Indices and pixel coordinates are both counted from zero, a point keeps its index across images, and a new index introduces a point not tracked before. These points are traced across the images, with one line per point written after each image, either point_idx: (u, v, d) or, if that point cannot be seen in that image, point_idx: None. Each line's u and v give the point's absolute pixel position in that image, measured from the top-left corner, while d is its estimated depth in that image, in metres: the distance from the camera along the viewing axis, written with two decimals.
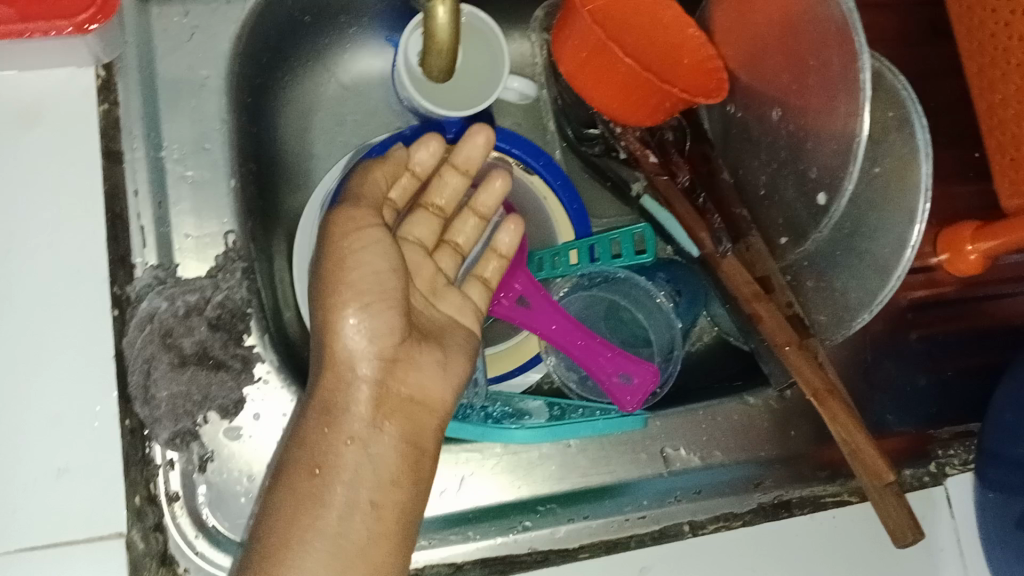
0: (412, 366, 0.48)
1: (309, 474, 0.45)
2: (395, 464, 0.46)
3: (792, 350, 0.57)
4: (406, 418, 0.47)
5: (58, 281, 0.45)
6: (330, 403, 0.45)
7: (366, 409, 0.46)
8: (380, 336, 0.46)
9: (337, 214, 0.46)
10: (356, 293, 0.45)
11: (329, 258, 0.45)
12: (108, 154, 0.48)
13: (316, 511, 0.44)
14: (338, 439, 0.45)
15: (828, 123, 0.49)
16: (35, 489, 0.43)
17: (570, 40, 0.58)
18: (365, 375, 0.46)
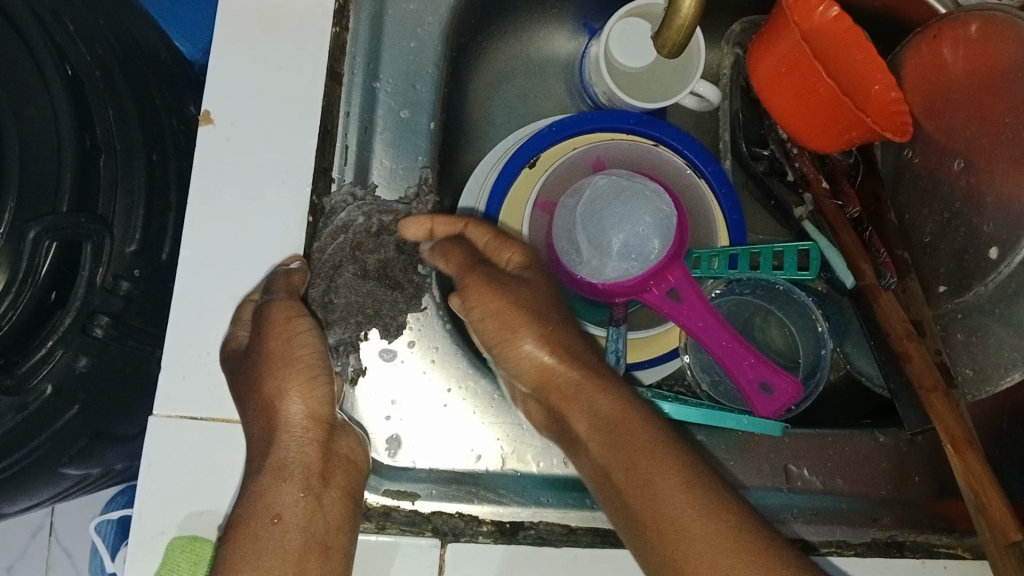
0: (339, 434, 0.50)
1: (268, 523, 0.46)
2: (340, 516, 0.48)
3: (937, 394, 0.55)
4: (344, 475, 0.49)
5: (267, 179, 0.51)
6: (280, 462, 0.47)
7: (310, 470, 0.48)
8: (316, 405, 0.49)
9: (271, 304, 0.48)
10: (298, 375, 0.49)
11: (274, 347, 0.48)
12: (332, 74, 0.54)
13: (279, 558, 0.46)
14: (287, 494, 0.47)
15: (1016, 180, 0.54)
16: (211, 362, 0.49)
17: (769, 55, 0.60)
18: (302, 436, 0.48)
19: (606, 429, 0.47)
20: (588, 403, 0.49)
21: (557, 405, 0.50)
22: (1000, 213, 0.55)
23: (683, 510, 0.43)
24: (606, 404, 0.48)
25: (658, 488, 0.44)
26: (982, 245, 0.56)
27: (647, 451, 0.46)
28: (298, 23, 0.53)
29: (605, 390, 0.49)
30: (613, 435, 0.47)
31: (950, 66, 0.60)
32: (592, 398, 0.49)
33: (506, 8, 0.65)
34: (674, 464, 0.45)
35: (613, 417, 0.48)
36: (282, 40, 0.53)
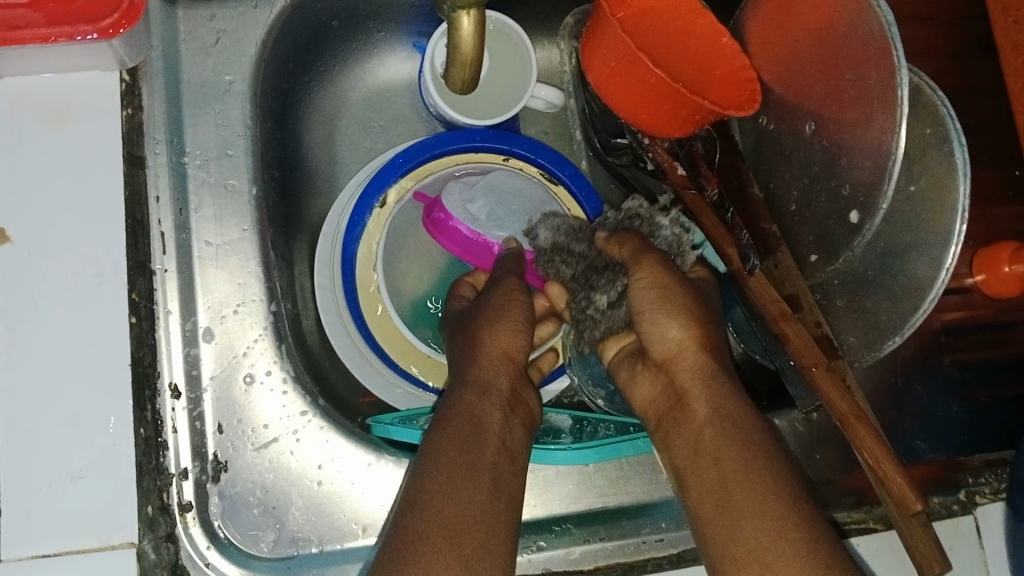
0: (525, 386, 0.51)
1: (469, 427, 0.45)
2: (515, 442, 0.47)
3: (820, 371, 0.53)
4: (529, 412, 0.50)
5: (79, 284, 0.48)
6: (481, 385, 0.48)
7: (508, 394, 0.49)
8: (514, 346, 0.51)
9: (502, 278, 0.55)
10: (517, 313, 0.52)
11: (493, 302, 0.53)
12: (130, 160, 0.50)
13: (476, 472, 0.43)
14: (484, 419, 0.46)
15: (864, 137, 0.52)
16: (50, 493, 0.46)
17: (598, 50, 0.58)
18: (500, 374, 0.50)
19: (727, 418, 0.45)
20: (691, 432, 0.46)
21: (673, 417, 0.48)
22: (854, 174, 0.53)
23: (745, 528, 0.41)
24: (725, 470, 0.43)
25: (738, 501, 0.41)
26: (843, 209, 0.54)
27: (734, 463, 0.43)
28: (82, 113, 0.50)
29: (728, 393, 0.46)
30: (715, 423, 0.45)
31: (795, 24, 0.58)
32: (713, 388, 0.46)
33: (324, 45, 0.61)
34: (747, 469, 0.42)
35: (728, 402, 0.46)
36: (68, 135, 0.49)
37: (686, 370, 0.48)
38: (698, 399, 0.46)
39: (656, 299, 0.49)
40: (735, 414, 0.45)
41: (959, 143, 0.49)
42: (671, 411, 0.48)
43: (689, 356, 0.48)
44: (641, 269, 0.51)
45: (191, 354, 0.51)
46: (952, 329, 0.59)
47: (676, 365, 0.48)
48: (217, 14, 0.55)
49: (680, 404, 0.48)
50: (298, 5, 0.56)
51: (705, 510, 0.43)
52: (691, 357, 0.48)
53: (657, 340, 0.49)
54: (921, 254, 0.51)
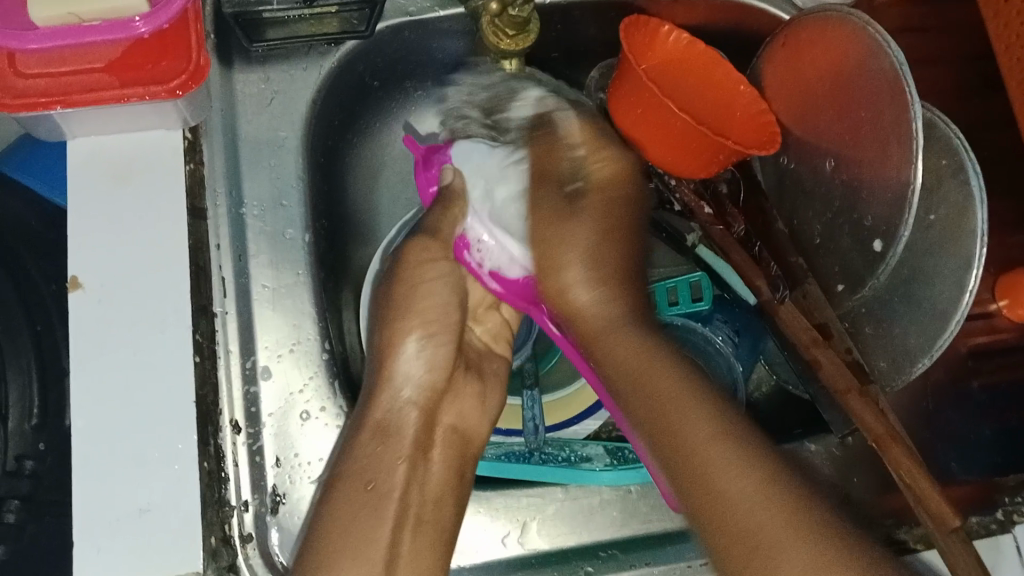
0: (451, 396, 0.56)
1: (362, 489, 0.50)
2: (436, 488, 0.52)
3: (852, 396, 0.56)
4: (448, 448, 0.55)
5: (144, 328, 0.51)
6: (385, 422, 0.52)
7: (418, 433, 0.53)
8: (432, 366, 0.55)
9: (411, 243, 0.55)
10: (420, 323, 0.54)
11: (406, 285, 0.54)
12: (194, 211, 0.54)
13: (376, 522, 0.49)
14: (390, 459, 0.51)
15: (883, 171, 0.55)
16: (120, 525, 0.48)
17: (625, 98, 0.61)
18: (412, 401, 0.54)
19: (642, 366, 0.50)
20: (609, 346, 0.52)
21: (607, 289, 0.55)
22: (875, 206, 0.56)
23: (733, 489, 0.43)
24: (698, 423, 0.45)
25: (668, 419, 0.46)
26: (867, 240, 0.57)
27: (675, 386, 0.47)
28: (147, 167, 0.53)
29: (728, 407, 0.47)
30: (636, 386, 0.49)
31: (806, 70, 0.61)
32: (611, 337, 0.53)
33: (367, 104, 0.65)
34: (720, 431, 0.45)
35: (628, 355, 0.51)
36: (135, 188, 0.53)
37: (615, 347, 0.52)
38: (676, 391, 0.47)
39: (605, 248, 0.56)
40: (705, 393, 0.47)
41: (973, 172, 0.52)
42: (620, 383, 0.50)
43: (613, 279, 0.55)
44: (597, 190, 0.57)
45: (249, 393, 0.54)
46: (979, 353, 0.60)
47: (573, 298, 0.55)
48: (270, 76, 0.59)
49: (670, 399, 0.47)
50: (344, 66, 0.61)
51: (649, 412, 0.47)
52: (597, 283, 0.55)
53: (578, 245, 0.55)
54: (944, 277, 0.53)
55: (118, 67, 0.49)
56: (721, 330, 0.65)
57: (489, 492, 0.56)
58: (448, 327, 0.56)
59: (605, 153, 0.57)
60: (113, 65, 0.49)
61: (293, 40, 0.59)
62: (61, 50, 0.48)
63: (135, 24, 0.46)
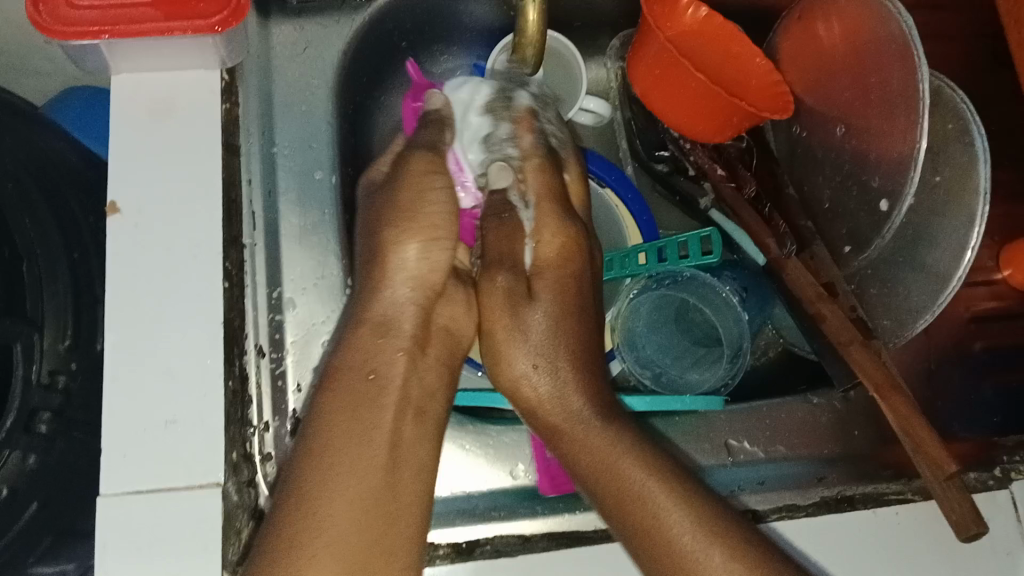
0: (445, 299, 0.57)
1: (363, 378, 0.51)
2: (433, 380, 0.54)
3: (855, 346, 0.58)
4: (441, 347, 0.56)
5: (176, 253, 0.53)
6: (382, 320, 0.54)
7: (414, 329, 0.54)
8: (428, 265, 0.56)
9: (414, 158, 0.56)
10: (418, 228, 0.55)
11: (408, 192, 0.55)
12: (228, 148, 0.56)
13: (375, 412, 0.50)
14: (387, 349, 0.53)
15: (890, 132, 0.56)
16: (148, 436, 0.50)
17: (644, 62, 0.64)
18: (408, 298, 0.55)
19: (561, 388, 0.55)
20: (581, 451, 0.52)
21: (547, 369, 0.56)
22: (882, 166, 0.57)
23: (681, 534, 0.47)
24: (680, 518, 0.47)
25: (618, 469, 0.50)
26: (873, 200, 0.59)
27: (632, 445, 0.51)
28: (186, 103, 0.56)
29: (710, 504, 0.48)
30: (598, 470, 0.51)
31: (821, 41, 0.63)
32: (584, 429, 0.53)
33: (395, 63, 0.68)
34: (696, 520, 0.47)
35: (563, 373, 0.56)
36: (173, 122, 0.55)
37: (581, 434, 0.53)
38: (648, 488, 0.48)
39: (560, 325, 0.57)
40: (667, 469, 0.50)
41: (978, 134, 0.53)
42: (602, 479, 0.51)
43: (562, 331, 0.57)
44: (546, 276, 0.58)
45: (275, 319, 0.57)
46: (983, 317, 0.61)
47: (529, 383, 0.56)
48: (304, 27, 0.62)
49: (629, 472, 0.50)
50: (375, 23, 0.64)
51: (629, 524, 0.48)
52: (552, 367, 0.56)
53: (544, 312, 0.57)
54: (947, 236, 0.54)
55: (164, 3, 0.52)
56: (730, 286, 0.66)
57: (499, 427, 0.60)
58: (447, 231, 0.56)
59: (574, 213, 0.59)
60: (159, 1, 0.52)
61: None
62: None
63: None
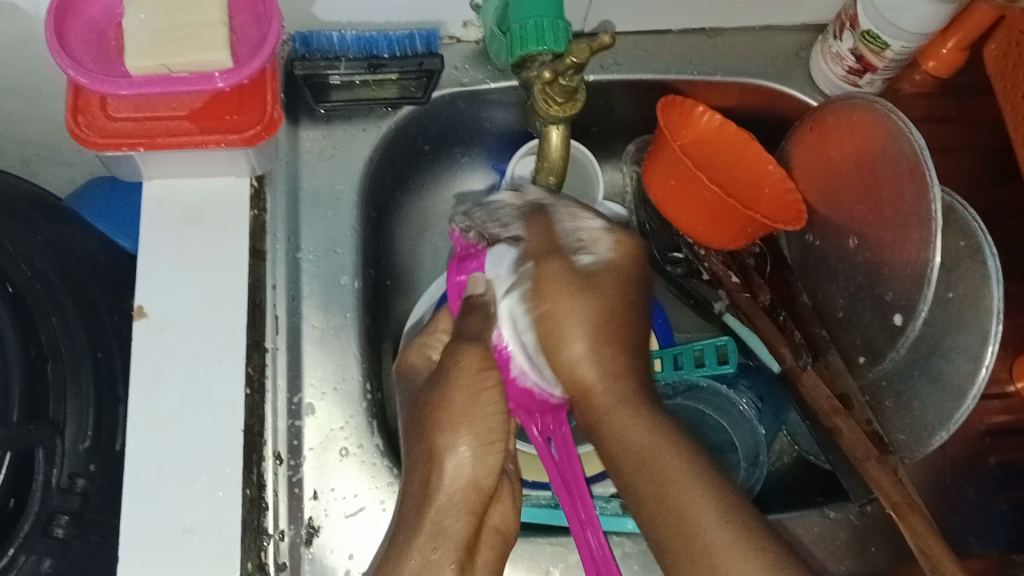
0: (494, 502, 0.53)
1: None
2: None
3: (872, 462, 0.59)
4: (491, 551, 0.52)
5: (204, 359, 0.53)
6: (437, 527, 0.49)
7: (467, 538, 0.50)
8: (483, 469, 0.51)
9: (466, 356, 0.52)
10: (478, 431, 0.51)
11: (462, 397, 0.51)
12: (255, 254, 0.58)
13: None
14: (445, 563, 0.49)
15: (904, 250, 0.57)
16: (165, 544, 0.50)
17: (659, 171, 0.65)
18: (461, 501, 0.50)
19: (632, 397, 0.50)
20: (620, 425, 0.49)
21: (588, 409, 0.51)
22: (896, 281, 0.58)
23: None
24: (705, 505, 0.45)
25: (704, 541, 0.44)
26: (887, 313, 0.59)
27: (706, 494, 0.45)
28: (215, 210, 0.57)
29: (713, 468, 0.47)
30: (641, 472, 0.48)
31: (831, 151, 0.64)
32: (634, 419, 0.49)
33: (416, 167, 0.70)
34: (738, 531, 0.44)
35: (641, 446, 0.48)
36: (202, 227, 0.56)
37: (630, 418, 0.49)
38: (697, 500, 0.45)
39: (609, 321, 0.51)
40: (706, 471, 0.47)
41: (991, 253, 0.53)
42: (660, 491, 0.46)
43: (602, 386, 0.50)
44: (605, 268, 0.52)
45: (294, 425, 0.58)
46: (996, 431, 0.62)
47: (581, 369, 0.50)
48: (332, 134, 0.64)
49: (676, 486, 0.46)
50: (401, 129, 0.66)
51: (651, 505, 0.47)
52: (598, 351, 0.50)
53: (568, 308, 0.50)
54: (963, 352, 0.54)
55: (200, 116, 0.53)
56: (745, 395, 0.68)
57: (514, 539, 0.60)
58: (500, 433, 0.51)
59: (598, 283, 0.51)
60: (195, 114, 0.53)
61: (355, 103, 0.63)
62: (150, 99, 0.53)
63: (214, 77, 0.50)
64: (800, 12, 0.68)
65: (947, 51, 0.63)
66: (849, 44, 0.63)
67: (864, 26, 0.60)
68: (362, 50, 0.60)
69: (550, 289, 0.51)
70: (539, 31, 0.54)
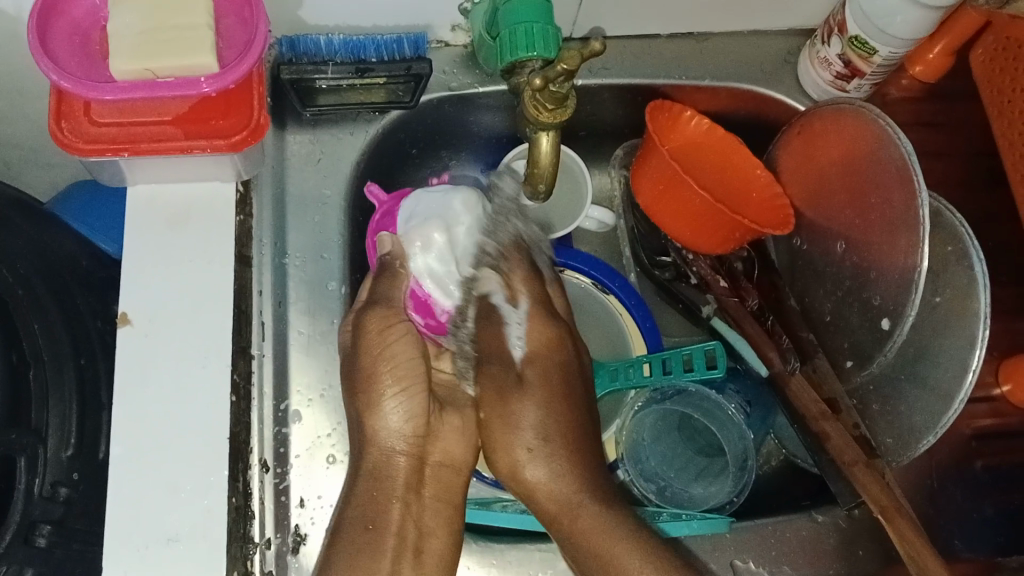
0: (433, 437, 0.53)
1: (364, 531, 0.51)
2: (433, 526, 0.52)
3: (860, 467, 0.59)
4: (438, 483, 0.53)
5: (188, 365, 0.53)
6: (377, 467, 0.51)
7: (407, 478, 0.52)
8: (411, 418, 0.52)
9: (370, 314, 0.52)
10: (395, 378, 0.51)
11: (371, 353, 0.51)
12: (241, 259, 0.57)
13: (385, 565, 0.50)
14: (387, 501, 0.51)
15: (891, 255, 0.57)
16: (149, 554, 0.50)
17: (648, 176, 0.65)
18: (400, 450, 0.52)
19: (572, 472, 0.53)
20: (578, 528, 0.53)
21: (553, 526, 0.54)
22: (884, 286, 0.58)
23: None
24: (619, 540, 0.53)
25: None
26: (875, 317, 0.59)
27: (632, 551, 0.52)
28: (199, 215, 0.56)
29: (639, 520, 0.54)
30: (601, 558, 0.53)
31: (818, 156, 0.64)
32: (589, 520, 0.53)
33: (404, 170, 0.69)
34: (663, 569, 0.52)
35: (574, 502, 0.53)
36: (188, 232, 0.56)
37: (580, 521, 0.53)
38: (629, 557, 0.52)
39: (551, 417, 0.53)
40: (664, 555, 0.52)
41: (978, 258, 0.54)
42: (586, 557, 0.53)
43: (580, 502, 0.53)
44: (534, 363, 0.55)
45: (281, 432, 0.58)
46: (983, 435, 0.62)
47: (526, 472, 0.53)
48: (319, 138, 0.64)
49: (608, 547, 0.52)
50: (387, 130, 0.65)
51: (593, 566, 0.53)
52: (546, 456, 0.53)
53: (519, 429, 0.53)
54: (951, 358, 0.54)
55: (185, 121, 0.52)
56: (733, 400, 0.67)
57: (502, 545, 0.61)
58: (420, 378, 0.52)
59: (533, 378, 0.54)
60: (180, 118, 0.52)
61: (342, 107, 0.63)
62: (134, 102, 0.52)
63: (199, 82, 0.50)
64: (790, 16, 0.68)
65: (934, 56, 0.63)
66: (837, 49, 0.63)
67: (853, 32, 0.60)
68: (350, 54, 0.59)
69: (489, 337, 0.55)
70: (530, 37, 0.54)
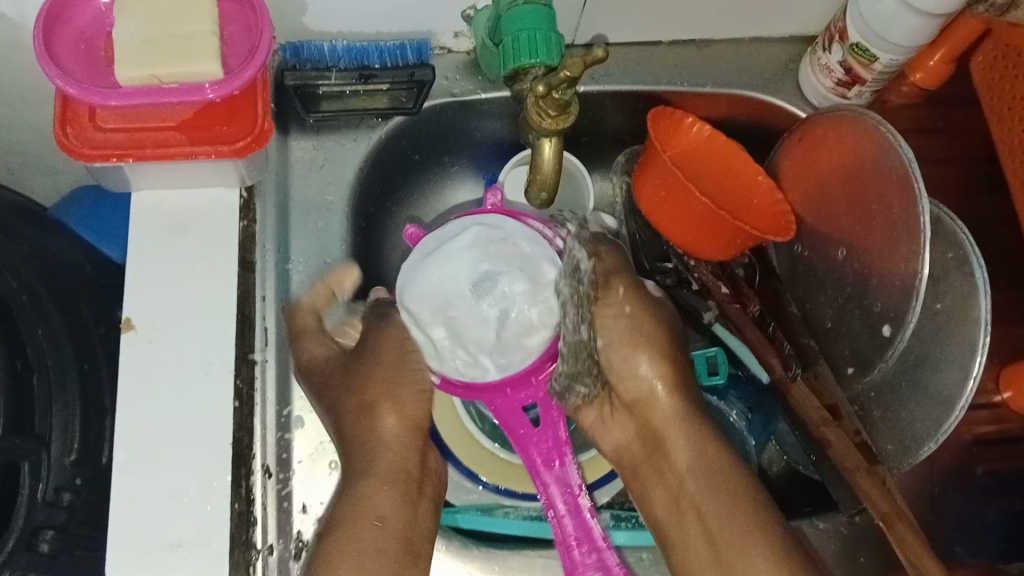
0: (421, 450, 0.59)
1: (367, 525, 0.55)
2: (412, 520, 0.57)
3: (861, 474, 0.60)
4: (418, 487, 0.58)
5: (191, 370, 0.53)
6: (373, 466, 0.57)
7: (393, 473, 0.57)
8: (406, 421, 0.59)
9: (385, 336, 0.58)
10: (398, 388, 0.58)
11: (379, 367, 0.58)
12: (244, 264, 0.57)
13: (370, 547, 0.55)
14: (374, 497, 0.56)
15: (893, 261, 0.58)
16: (153, 559, 0.50)
17: (649, 181, 0.65)
18: (388, 450, 0.58)
19: (701, 453, 0.59)
20: (674, 453, 0.60)
21: (652, 470, 0.61)
22: (885, 293, 0.59)
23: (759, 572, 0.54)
24: (711, 473, 0.58)
25: (721, 538, 0.56)
26: (876, 324, 0.60)
27: (727, 491, 0.57)
28: (204, 220, 0.56)
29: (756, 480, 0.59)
30: (708, 496, 0.58)
31: (820, 162, 0.64)
32: (683, 441, 0.60)
33: (407, 176, 0.70)
34: (767, 536, 0.55)
35: (708, 457, 0.59)
36: (192, 237, 0.56)
37: (681, 447, 0.60)
38: (728, 495, 0.57)
39: (673, 372, 0.61)
40: (760, 500, 0.57)
41: (978, 264, 0.53)
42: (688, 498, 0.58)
43: (676, 427, 0.60)
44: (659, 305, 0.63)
45: (284, 438, 0.58)
46: (985, 441, 0.62)
47: (670, 437, 0.60)
48: (322, 144, 0.64)
49: (704, 485, 0.58)
50: (392, 137, 0.65)
51: (709, 515, 0.57)
52: (688, 429, 0.60)
53: (640, 367, 0.61)
54: (951, 364, 0.54)
55: (190, 127, 0.53)
56: (735, 407, 0.69)
57: (505, 551, 0.61)
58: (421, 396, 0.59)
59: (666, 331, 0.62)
60: (185, 124, 0.53)
61: (345, 113, 0.63)
62: (139, 109, 0.52)
63: (205, 89, 0.50)
64: (791, 24, 0.68)
65: (934, 63, 0.64)
66: (838, 56, 0.63)
67: (853, 39, 0.60)
68: (353, 61, 0.60)
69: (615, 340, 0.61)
70: (532, 43, 0.54)
